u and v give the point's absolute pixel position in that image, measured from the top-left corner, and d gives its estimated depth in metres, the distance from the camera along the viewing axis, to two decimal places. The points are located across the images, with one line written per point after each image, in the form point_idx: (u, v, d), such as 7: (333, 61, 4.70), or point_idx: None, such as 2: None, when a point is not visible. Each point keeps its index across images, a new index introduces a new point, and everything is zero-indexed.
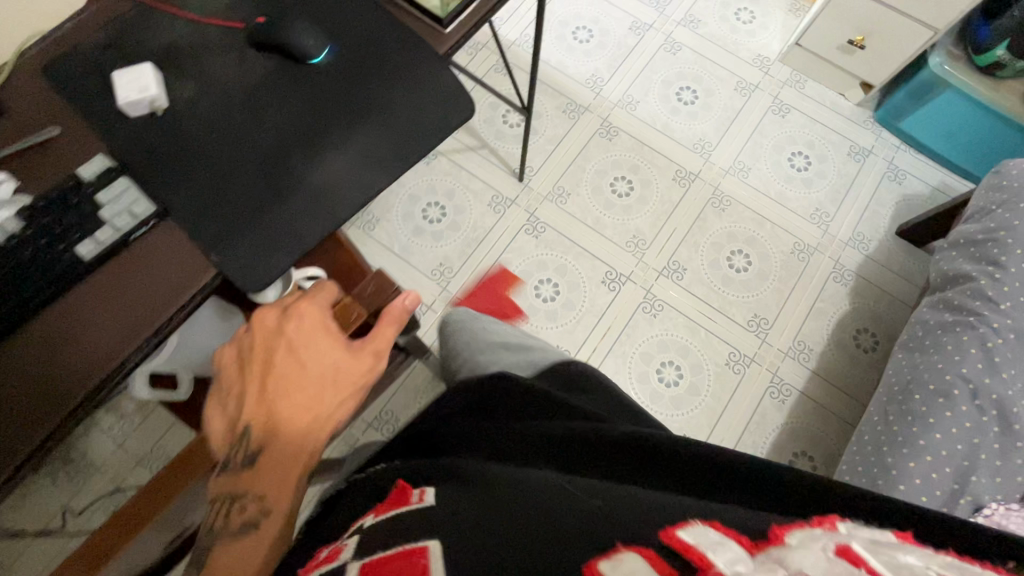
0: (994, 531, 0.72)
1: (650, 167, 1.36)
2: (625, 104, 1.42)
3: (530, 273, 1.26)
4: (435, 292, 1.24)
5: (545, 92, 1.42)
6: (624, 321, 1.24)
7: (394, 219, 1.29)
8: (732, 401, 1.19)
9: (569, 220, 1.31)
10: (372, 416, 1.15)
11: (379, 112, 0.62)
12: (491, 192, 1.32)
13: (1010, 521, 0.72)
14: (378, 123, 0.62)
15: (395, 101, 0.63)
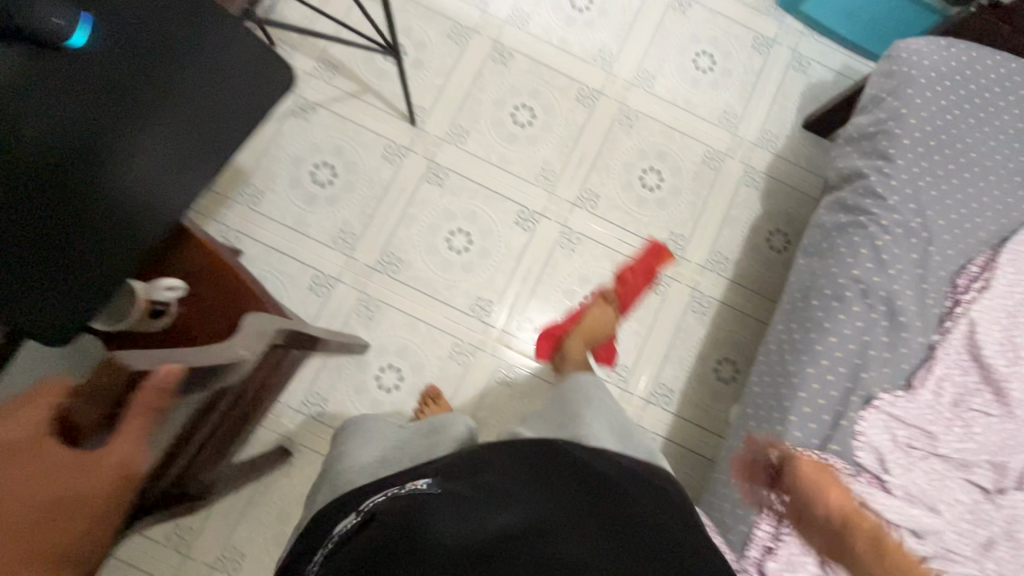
0: (883, 420, 0.78)
1: (551, 89, 1.26)
2: (516, 20, 1.28)
3: (439, 226, 1.19)
4: (340, 262, 1.16)
5: (424, 17, 1.26)
6: (543, 260, 1.20)
7: (281, 188, 1.17)
8: (656, 322, 1.21)
9: (472, 161, 1.22)
10: (297, 401, 1.11)
11: (180, 112, 0.59)
12: (383, 142, 1.21)
13: (896, 407, 0.78)
14: (179, 124, 0.59)
15: (194, 94, 0.59)
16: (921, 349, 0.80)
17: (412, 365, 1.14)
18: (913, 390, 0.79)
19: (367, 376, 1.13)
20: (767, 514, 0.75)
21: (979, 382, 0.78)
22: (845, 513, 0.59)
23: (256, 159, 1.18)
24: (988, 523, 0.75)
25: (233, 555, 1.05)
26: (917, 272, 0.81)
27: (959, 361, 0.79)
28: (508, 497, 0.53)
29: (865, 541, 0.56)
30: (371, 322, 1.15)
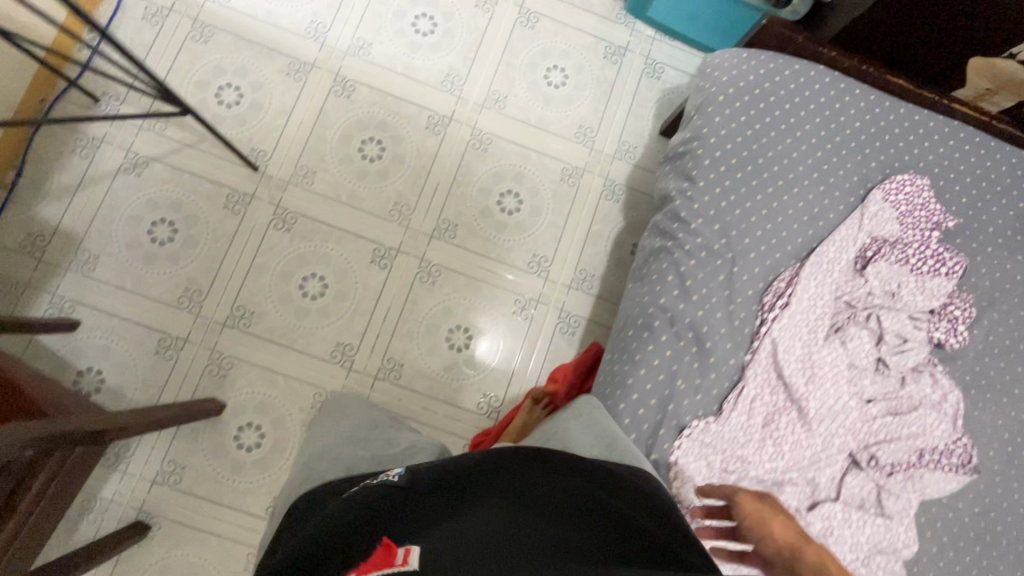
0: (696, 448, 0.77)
1: (400, 119, 1.23)
2: (358, 50, 1.24)
3: (291, 272, 1.15)
4: (188, 322, 1.12)
5: (259, 55, 1.21)
6: (403, 297, 1.18)
7: (117, 250, 1.12)
8: (525, 347, 1.20)
9: (322, 202, 1.18)
10: (152, 471, 1.07)
11: None
12: (224, 191, 1.16)
13: (707, 434, 0.77)
14: None
15: None
16: (731, 372, 0.80)
17: (273, 420, 1.11)
18: (723, 414, 0.78)
19: (225, 437, 1.10)
20: None
21: (787, 399, 0.79)
22: (785, 539, 0.69)
23: (88, 223, 1.13)
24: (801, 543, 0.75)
25: None
26: (722, 294, 0.81)
27: (767, 380, 0.79)
28: (478, 485, 0.55)
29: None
30: (226, 380, 1.11)
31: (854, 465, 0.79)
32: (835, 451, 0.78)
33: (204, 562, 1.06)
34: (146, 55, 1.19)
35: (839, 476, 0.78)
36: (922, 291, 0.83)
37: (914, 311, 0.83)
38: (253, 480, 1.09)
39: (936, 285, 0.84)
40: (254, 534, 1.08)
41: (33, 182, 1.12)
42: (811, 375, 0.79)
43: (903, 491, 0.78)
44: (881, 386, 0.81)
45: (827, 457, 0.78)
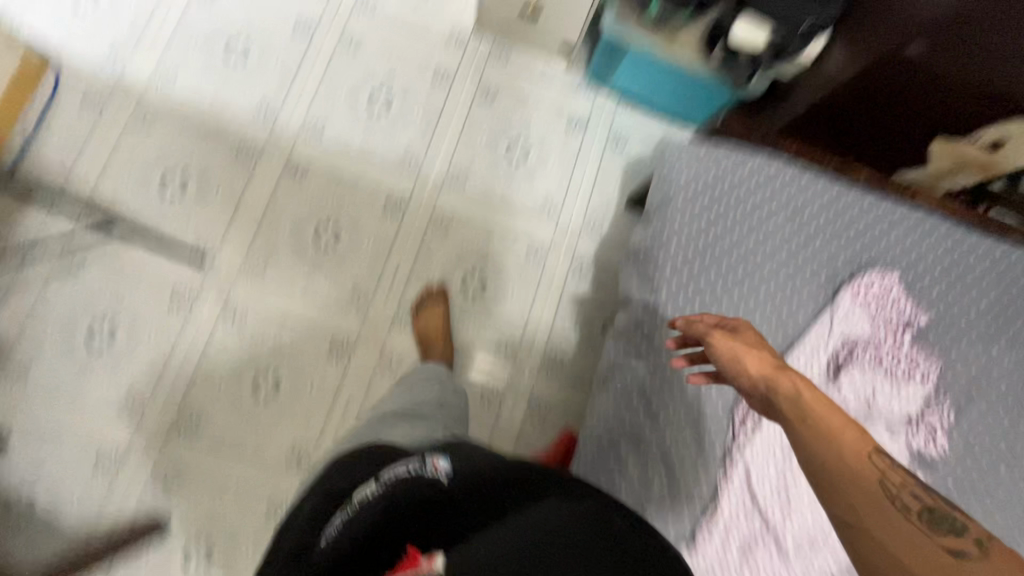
0: None
1: (357, 202, 1.18)
2: (311, 131, 1.19)
3: (241, 371, 1.08)
4: (129, 432, 1.04)
5: (205, 141, 1.15)
6: (364, 392, 1.11)
7: (51, 357, 1.04)
8: (495, 438, 1.14)
9: (274, 295, 1.12)
10: None
11: None
12: (169, 288, 1.09)
13: None
14: None
15: None
16: (704, 497, 0.75)
17: (224, 537, 1.03)
18: (698, 546, 0.73)
19: (170, 558, 1.01)
20: None
21: (765, 526, 0.73)
22: (761, 373, 0.59)
23: (19, 329, 1.05)
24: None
25: None
26: (688, 411, 0.78)
27: (743, 506, 0.74)
28: (509, 497, 0.53)
29: (782, 399, 0.55)
30: (171, 494, 1.03)
31: None
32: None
33: None
34: (83, 145, 1.12)
35: None
36: (895, 397, 0.80)
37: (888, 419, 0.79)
38: None
39: (910, 390, 0.80)
40: None
41: None
42: (788, 499, 0.74)
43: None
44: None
45: None
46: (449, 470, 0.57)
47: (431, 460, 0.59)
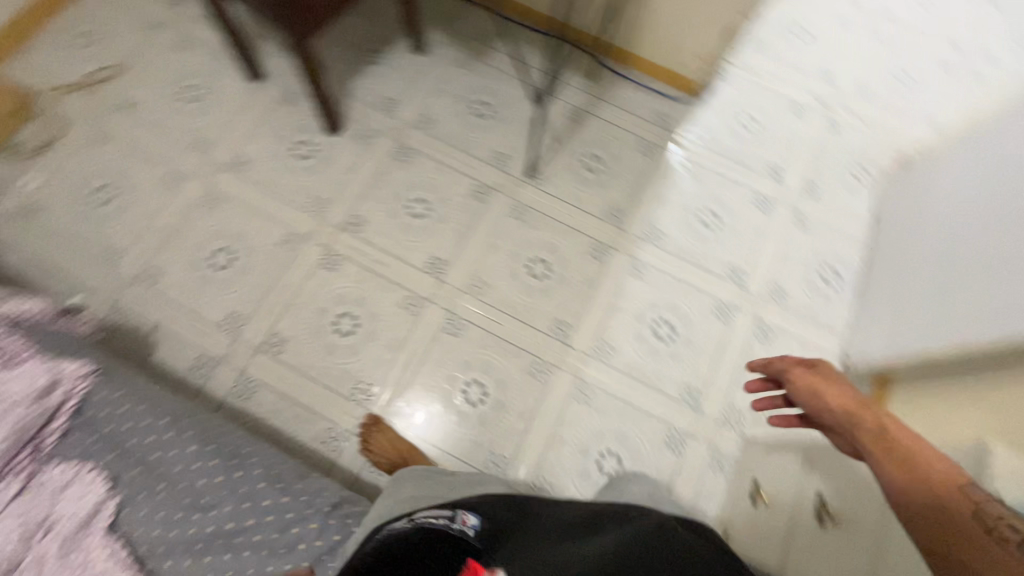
0: (62, 476, 0.70)
1: (568, 299, 1.28)
2: (634, 272, 1.33)
3: (436, 192, 1.35)
4: (408, 118, 1.41)
5: (630, 188, 1.40)
6: (396, 279, 1.27)
7: (471, 80, 1.46)
8: (321, 387, 1.17)
9: (494, 221, 1.34)
10: (296, 84, 1.40)
11: None
12: (510, 152, 1.40)
13: (69, 505, 0.68)
14: None
15: None
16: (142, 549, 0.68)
17: (315, 166, 1.34)
18: (90, 526, 0.68)
19: (307, 132, 1.37)
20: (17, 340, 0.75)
21: None
22: (843, 411, 0.66)
23: (494, 63, 1.48)
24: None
25: (187, 42, 1.42)
26: (212, 554, 0.68)
27: None
28: (537, 534, 0.62)
29: (865, 421, 0.63)
30: (357, 138, 1.38)
31: None
32: None
33: (216, 109, 1.37)
34: (629, 111, 1.47)
35: None
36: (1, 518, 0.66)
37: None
38: (268, 149, 1.34)
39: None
40: (226, 142, 1.34)
41: (528, 34, 1.52)
42: None
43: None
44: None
45: None
46: (474, 528, 0.66)
47: (460, 515, 0.68)
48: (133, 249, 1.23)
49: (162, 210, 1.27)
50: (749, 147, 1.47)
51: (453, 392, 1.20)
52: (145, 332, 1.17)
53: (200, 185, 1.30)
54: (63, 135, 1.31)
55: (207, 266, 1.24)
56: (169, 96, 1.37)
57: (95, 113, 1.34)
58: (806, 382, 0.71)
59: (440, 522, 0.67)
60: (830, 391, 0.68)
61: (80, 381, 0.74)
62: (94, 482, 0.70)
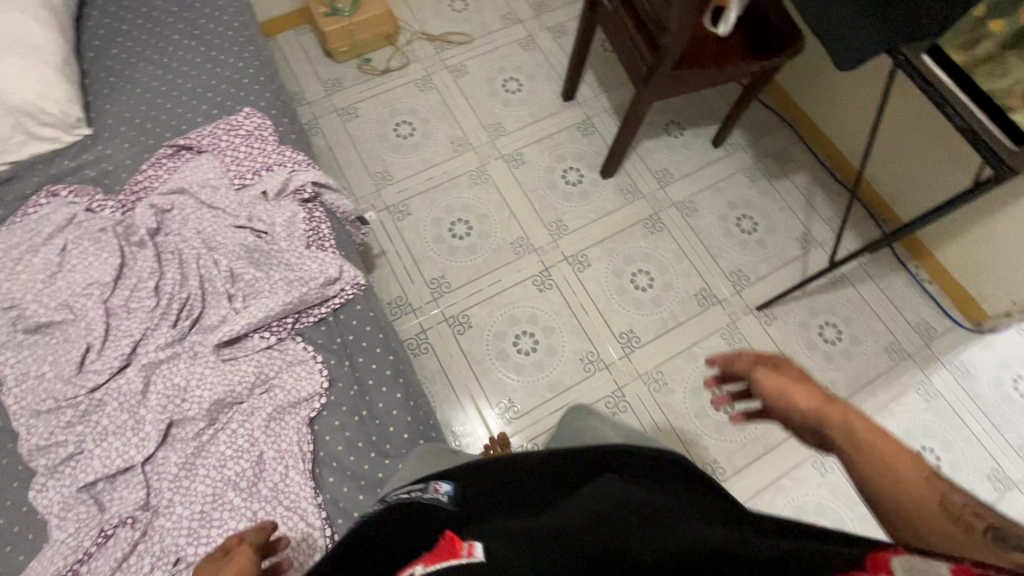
0: (297, 356, 0.79)
1: (735, 446, 1.19)
2: (817, 463, 1.19)
3: (663, 274, 1.34)
4: (673, 196, 1.42)
5: (854, 379, 1.26)
6: (587, 330, 1.27)
7: (748, 194, 1.43)
8: (476, 383, 1.20)
9: (702, 332, 1.28)
10: (594, 120, 1.48)
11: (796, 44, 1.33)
12: (751, 277, 1.35)
13: (290, 382, 0.77)
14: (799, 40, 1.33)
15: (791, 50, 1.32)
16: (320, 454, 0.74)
17: (573, 194, 1.40)
18: (294, 409, 0.76)
19: (582, 163, 1.44)
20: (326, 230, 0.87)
21: (249, 475, 0.70)
22: (810, 411, 0.52)
23: (779, 190, 1.44)
24: (140, 346, 0.76)
25: (528, 44, 1.57)
26: (365, 495, 0.73)
27: (278, 479, 0.71)
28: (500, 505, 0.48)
29: (834, 429, 0.49)
30: (620, 189, 1.42)
31: (142, 483, 0.70)
32: (165, 474, 0.70)
33: (521, 107, 1.49)
34: (892, 303, 1.34)
35: (148, 461, 0.71)
36: (247, 362, 0.76)
37: (301, 267, 0.80)
38: (543, 160, 1.43)
39: (199, 336, 0.77)
40: (513, 137, 1.45)
41: (827, 179, 1.45)
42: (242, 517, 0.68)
43: (58, 472, 0.69)
44: (246, 286, 0.80)
45: (174, 465, 0.71)
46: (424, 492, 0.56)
47: (434, 484, 0.53)
48: (400, 183, 1.38)
49: (437, 165, 1.41)
50: (1012, 411, 1.25)
51: None
52: (372, 252, 1.30)
53: (476, 160, 1.42)
54: (401, 69, 1.52)
55: (445, 227, 1.34)
56: (492, 78, 1.52)
57: (433, 66, 1.53)
58: (768, 388, 0.55)
59: (414, 494, 0.53)
60: (798, 394, 0.53)
61: (353, 288, 0.83)
62: (318, 373, 0.77)
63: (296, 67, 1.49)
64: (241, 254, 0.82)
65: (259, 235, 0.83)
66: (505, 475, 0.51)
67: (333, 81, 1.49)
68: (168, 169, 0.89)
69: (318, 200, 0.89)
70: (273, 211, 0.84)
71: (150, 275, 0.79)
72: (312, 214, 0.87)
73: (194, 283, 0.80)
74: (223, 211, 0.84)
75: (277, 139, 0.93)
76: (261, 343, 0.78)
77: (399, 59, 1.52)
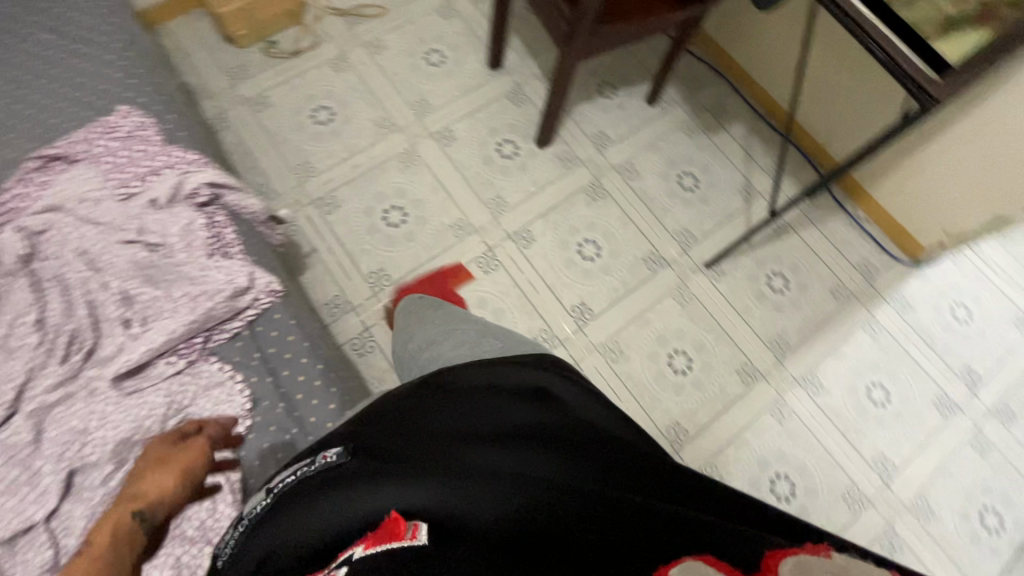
0: (213, 378, 0.71)
1: (696, 405, 1.19)
2: (775, 413, 1.20)
3: (609, 242, 1.30)
4: (613, 160, 1.38)
5: (804, 324, 1.28)
6: (538, 309, 1.23)
7: (687, 150, 1.41)
8: None
9: (654, 295, 1.27)
10: (524, 88, 1.42)
11: None
12: (697, 235, 1.33)
13: (207, 407, 0.69)
14: None
15: None
16: (250, 482, 0.68)
17: (510, 168, 1.34)
18: None
19: (515, 134, 1.37)
20: (230, 235, 0.78)
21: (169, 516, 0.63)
22: None
23: (717, 144, 1.42)
24: (25, 390, 0.66)
25: (448, 13, 1.47)
26: None
27: (203, 515, 0.64)
28: (415, 450, 0.48)
29: None
30: (557, 158, 1.36)
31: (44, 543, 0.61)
32: (73, 528, 0.62)
33: (447, 81, 1.40)
34: (834, 246, 1.35)
35: (49, 517, 0.63)
36: (155, 393, 0.68)
37: (205, 281, 0.72)
38: (476, 136, 1.36)
39: (93, 369, 0.68)
40: (441, 114, 1.37)
41: (763, 128, 1.44)
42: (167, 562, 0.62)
43: None
44: (144, 308, 0.71)
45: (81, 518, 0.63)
46: (343, 451, 0.49)
47: (322, 453, 0.50)
48: (324, 174, 1.28)
49: (363, 150, 1.31)
50: (952, 338, 1.30)
51: None
52: (302, 252, 1.21)
53: (404, 142, 1.33)
54: (311, 49, 1.40)
55: (378, 216, 1.26)
56: (412, 52, 1.42)
57: (346, 43, 1.42)
58: None
59: (304, 469, 0.50)
60: None
61: (268, 297, 0.75)
62: (238, 394, 0.70)
63: (194, 56, 1.35)
64: (134, 272, 0.72)
65: (153, 248, 0.74)
66: (405, 429, 0.51)
67: (238, 69, 1.36)
68: (37, 184, 0.77)
69: (219, 203, 0.80)
70: (165, 220, 0.75)
71: (25, 307, 0.69)
72: (212, 219, 0.78)
73: (79, 310, 0.70)
74: (106, 225, 0.74)
75: (164, 138, 0.83)
76: (168, 369, 0.69)
77: (309, 39, 1.40)
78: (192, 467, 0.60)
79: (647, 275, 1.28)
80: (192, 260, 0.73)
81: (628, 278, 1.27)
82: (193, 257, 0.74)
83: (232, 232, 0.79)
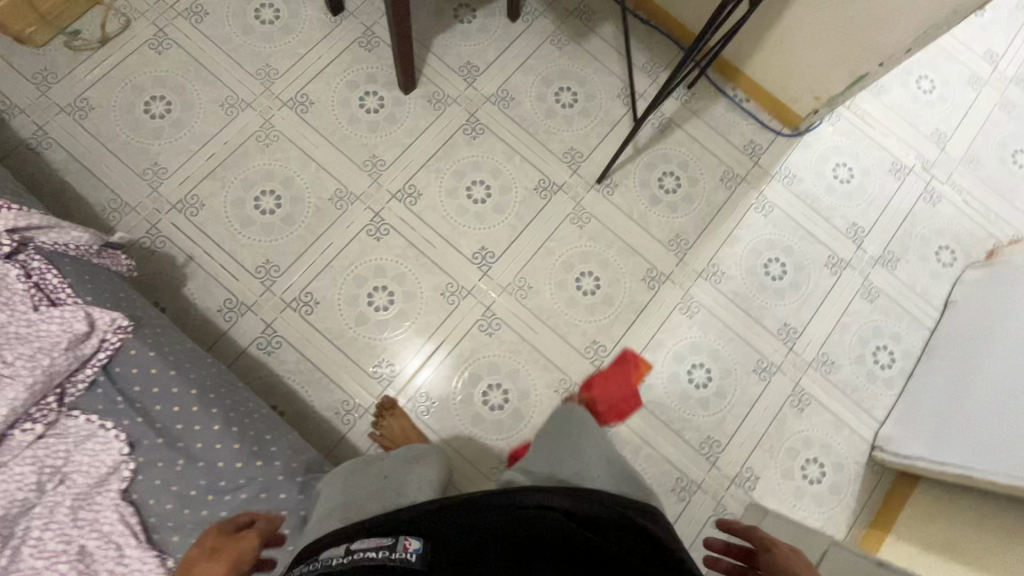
0: (81, 431, 0.68)
1: (609, 321, 1.23)
2: (684, 309, 1.26)
3: (497, 179, 1.27)
4: (485, 90, 1.31)
5: (699, 217, 1.31)
6: (440, 264, 1.21)
7: (559, 63, 1.34)
8: (343, 357, 1.14)
9: (551, 223, 1.26)
10: (374, 30, 1.30)
11: None
12: (584, 151, 1.31)
13: (83, 462, 0.67)
14: None
15: None
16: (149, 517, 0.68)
17: (378, 123, 1.26)
18: (101, 486, 0.67)
19: (376, 84, 1.27)
20: (56, 280, 0.72)
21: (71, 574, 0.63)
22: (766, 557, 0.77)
23: (587, 49, 1.36)
24: None
25: None
26: None
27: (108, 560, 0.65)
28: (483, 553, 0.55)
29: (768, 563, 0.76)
30: (426, 100, 1.28)
31: None
32: None
33: (287, 39, 1.27)
34: (718, 132, 1.36)
35: None
36: (19, 462, 0.65)
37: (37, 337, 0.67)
38: (335, 94, 1.26)
39: None
40: (290, 77, 1.25)
41: (630, 22, 1.38)
42: None
43: None
44: None
45: None
46: (421, 555, 0.55)
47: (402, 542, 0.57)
48: (178, 172, 1.18)
49: (214, 137, 1.20)
50: (837, 200, 1.36)
51: (472, 382, 1.17)
52: (177, 263, 1.14)
53: (258, 117, 1.22)
54: (122, 31, 1.23)
55: (249, 206, 1.18)
56: (240, 12, 1.27)
57: (162, 15, 1.25)
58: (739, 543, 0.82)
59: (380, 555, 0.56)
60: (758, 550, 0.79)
61: (116, 335, 0.72)
62: (113, 441, 0.68)
63: None
64: None
65: None
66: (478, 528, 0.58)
67: (42, 71, 1.19)
68: None
69: (34, 246, 0.72)
70: None
71: None
72: (29, 267, 0.71)
73: None
74: None
75: None
76: (27, 437, 0.66)
77: (115, 19, 1.23)
78: (243, 553, 0.61)
79: (541, 203, 1.27)
80: (17, 318, 0.68)
81: (522, 210, 1.26)
82: (16, 315, 0.68)
83: (57, 276, 0.72)
